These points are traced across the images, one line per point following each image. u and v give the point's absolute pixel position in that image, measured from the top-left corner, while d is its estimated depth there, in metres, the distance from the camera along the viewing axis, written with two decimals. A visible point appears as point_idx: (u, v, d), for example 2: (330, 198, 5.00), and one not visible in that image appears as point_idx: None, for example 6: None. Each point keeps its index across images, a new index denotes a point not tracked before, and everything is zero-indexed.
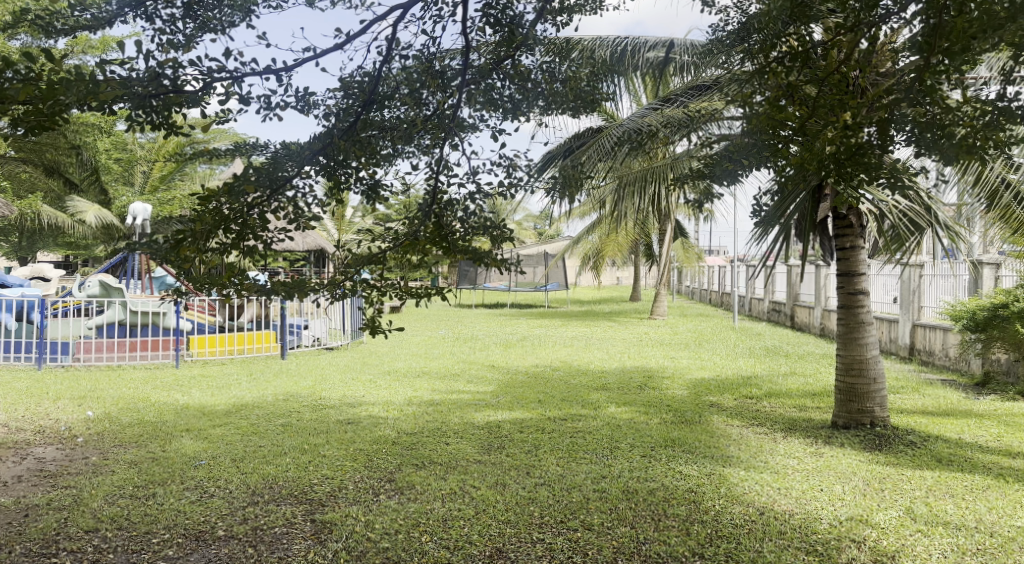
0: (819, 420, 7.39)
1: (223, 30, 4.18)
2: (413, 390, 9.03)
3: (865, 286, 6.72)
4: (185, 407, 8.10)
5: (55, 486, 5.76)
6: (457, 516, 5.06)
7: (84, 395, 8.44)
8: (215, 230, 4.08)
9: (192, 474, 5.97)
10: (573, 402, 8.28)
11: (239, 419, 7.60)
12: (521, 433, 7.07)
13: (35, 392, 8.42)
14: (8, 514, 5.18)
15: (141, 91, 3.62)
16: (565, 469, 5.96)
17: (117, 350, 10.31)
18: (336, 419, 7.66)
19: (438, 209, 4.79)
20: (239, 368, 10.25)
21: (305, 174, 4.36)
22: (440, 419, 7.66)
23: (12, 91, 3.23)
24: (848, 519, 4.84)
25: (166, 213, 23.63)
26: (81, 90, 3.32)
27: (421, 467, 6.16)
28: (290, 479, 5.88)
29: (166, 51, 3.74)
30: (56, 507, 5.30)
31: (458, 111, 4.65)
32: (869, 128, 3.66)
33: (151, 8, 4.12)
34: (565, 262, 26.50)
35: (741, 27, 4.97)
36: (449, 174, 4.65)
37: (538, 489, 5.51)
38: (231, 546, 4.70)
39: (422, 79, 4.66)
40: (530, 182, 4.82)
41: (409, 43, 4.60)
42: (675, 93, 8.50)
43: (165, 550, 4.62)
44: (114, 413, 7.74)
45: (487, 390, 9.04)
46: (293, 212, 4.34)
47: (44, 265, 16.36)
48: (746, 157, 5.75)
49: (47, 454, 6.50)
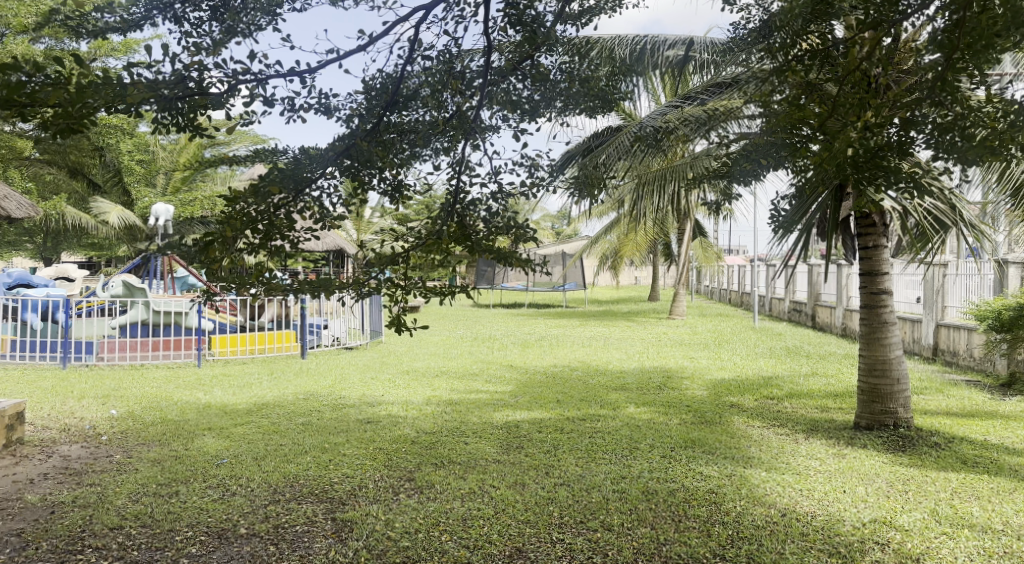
0: (841, 421, 7.31)
1: (250, 33, 4.22)
2: (432, 390, 9.05)
3: (889, 286, 6.65)
4: (207, 405, 8.17)
5: (79, 483, 5.82)
6: (477, 515, 5.06)
7: (108, 394, 8.53)
8: (243, 232, 4.09)
9: (215, 472, 6.02)
10: (591, 403, 8.26)
11: (260, 418, 7.65)
12: (540, 433, 7.07)
13: (60, 391, 8.53)
14: (35, 511, 5.26)
15: (168, 94, 3.67)
16: (584, 469, 5.94)
17: (140, 350, 10.40)
18: (356, 418, 7.70)
19: (460, 209, 4.82)
20: (259, 368, 10.32)
21: (328, 176, 4.40)
22: (459, 419, 7.66)
23: (40, 91, 3.26)
24: (872, 521, 4.79)
25: (188, 213, 23.86)
26: (109, 93, 3.37)
27: (440, 466, 6.17)
28: (311, 478, 5.91)
29: (192, 54, 3.77)
30: (81, 504, 5.36)
31: (479, 112, 4.66)
32: (890, 129, 3.61)
33: (180, 11, 4.16)
34: (582, 261, 26.46)
35: (764, 25, 4.90)
36: (471, 174, 4.66)
37: (558, 490, 5.50)
38: (253, 544, 4.73)
39: (444, 80, 4.67)
40: (551, 182, 4.83)
41: (431, 44, 4.61)
42: (695, 91, 8.42)
43: (188, 547, 4.66)
44: (137, 412, 7.82)
45: (505, 390, 9.04)
46: (318, 212, 4.38)
47: (68, 265, 16.58)
48: (766, 157, 5.70)
49: (72, 452, 6.58)
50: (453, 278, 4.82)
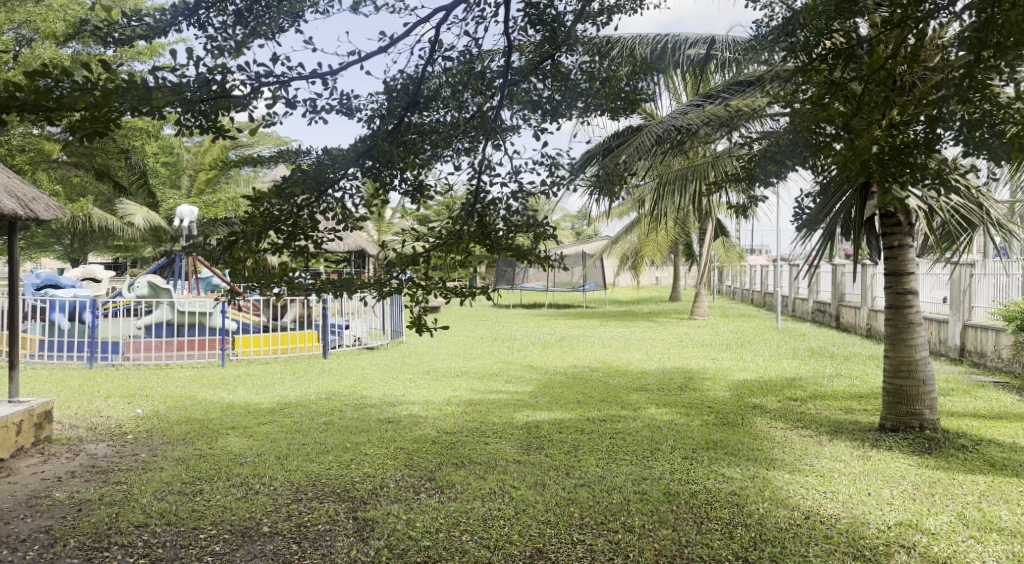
0: (865, 423, 7.22)
1: (273, 36, 4.26)
2: (452, 390, 9.07)
3: (915, 286, 6.55)
4: (231, 405, 8.25)
5: (106, 481, 5.91)
6: (498, 516, 5.06)
7: (135, 393, 8.66)
8: (266, 232, 4.12)
9: (239, 471, 6.08)
10: (612, 403, 8.23)
11: (283, 417, 7.72)
12: (560, 433, 7.06)
13: (87, 391, 8.66)
14: (63, 509, 5.34)
15: (192, 97, 3.72)
16: (605, 470, 5.93)
17: (165, 350, 10.53)
18: (377, 418, 7.74)
19: (481, 208, 4.82)
20: (282, 367, 10.41)
21: (350, 177, 4.43)
22: (480, 419, 7.67)
23: (67, 95, 3.32)
24: (897, 523, 4.72)
25: (213, 215, 24.12)
26: (135, 97, 3.43)
27: (461, 466, 6.18)
28: (333, 477, 5.95)
29: (216, 58, 3.81)
30: (108, 502, 5.44)
31: (500, 112, 4.66)
32: (916, 127, 3.55)
33: (204, 16, 4.21)
34: (603, 262, 26.38)
35: (786, 23, 4.86)
36: (491, 174, 4.66)
37: (578, 491, 5.48)
38: (276, 542, 4.77)
39: (464, 80, 4.68)
40: (572, 181, 4.81)
41: (451, 45, 4.62)
42: (717, 89, 8.36)
43: (212, 545, 4.71)
44: (163, 411, 7.93)
45: (525, 391, 9.04)
46: (341, 212, 4.41)
47: (95, 266, 16.83)
48: (789, 156, 5.65)
49: (99, 450, 6.68)
50: (473, 278, 4.82)
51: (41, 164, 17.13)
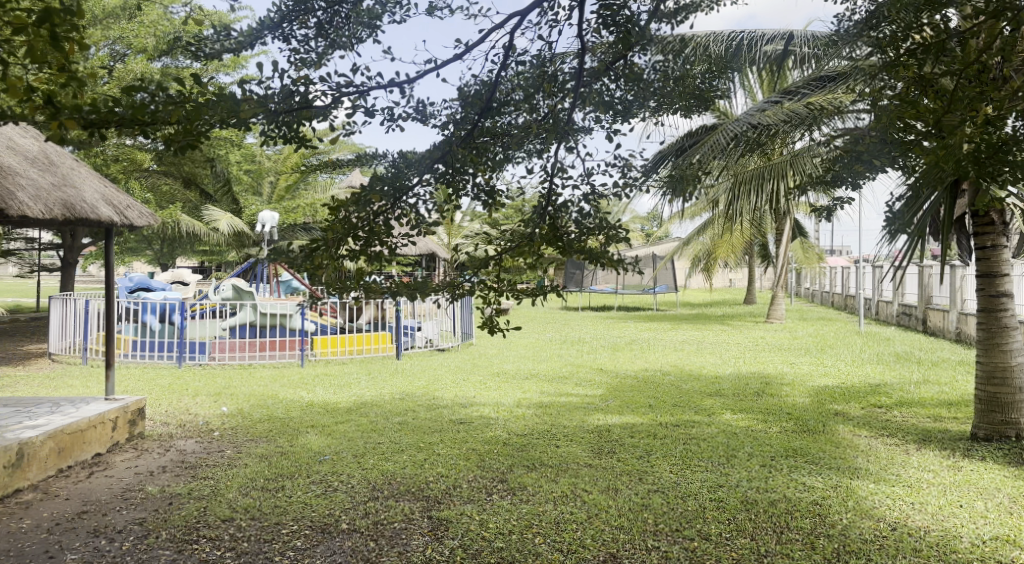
0: (956, 432, 6.88)
1: (352, 47, 4.38)
2: (523, 392, 9.12)
3: (1009, 289, 6.21)
4: (310, 404, 8.51)
5: (194, 476, 6.18)
6: (571, 519, 5.05)
7: (220, 391, 9.03)
8: (345, 238, 4.25)
9: (318, 468, 6.27)
10: (686, 408, 8.10)
11: (359, 416, 7.92)
12: (632, 437, 6.99)
13: (176, 389, 9.09)
14: (155, 501, 5.62)
15: (276, 108, 3.86)
16: (679, 476, 5.84)
17: (248, 350, 10.94)
18: (449, 418, 7.84)
19: (552, 211, 4.82)
20: (357, 368, 10.67)
21: (425, 182, 4.50)
22: (552, 421, 7.68)
23: (162, 109, 3.49)
24: (992, 538, 4.49)
25: (292, 220, 24.91)
26: (224, 109, 3.59)
27: (533, 468, 6.20)
28: (407, 476, 6.06)
29: (299, 70, 3.95)
30: (197, 496, 5.69)
31: (572, 115, 4.66)
32: (1014, 121, 3.38)
33: (288, 29, 4.37)
34: (675, 263, 26.01)
35: (871, 15, 4.69)
36: (563, 177, 4.66)
37: (652, 496, 5.42)
38: (354, 539, 4.89)
39: (537, 84, 4.70)
40: (645, 182, 4.76)
41: (525, 49, 4.65)
42: (796, 86, 8.14)
43: (294, 541, 4.87)
44: (246, 409, 8.24)
45: (596, 394, 8.99)
46: (414, 218, 4.49)
47: (184, 269, 17.64)
48: (873, 154, 5.46)
49: (188, 446, 7.00)
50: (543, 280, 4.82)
51: (134, 174, 18.01)
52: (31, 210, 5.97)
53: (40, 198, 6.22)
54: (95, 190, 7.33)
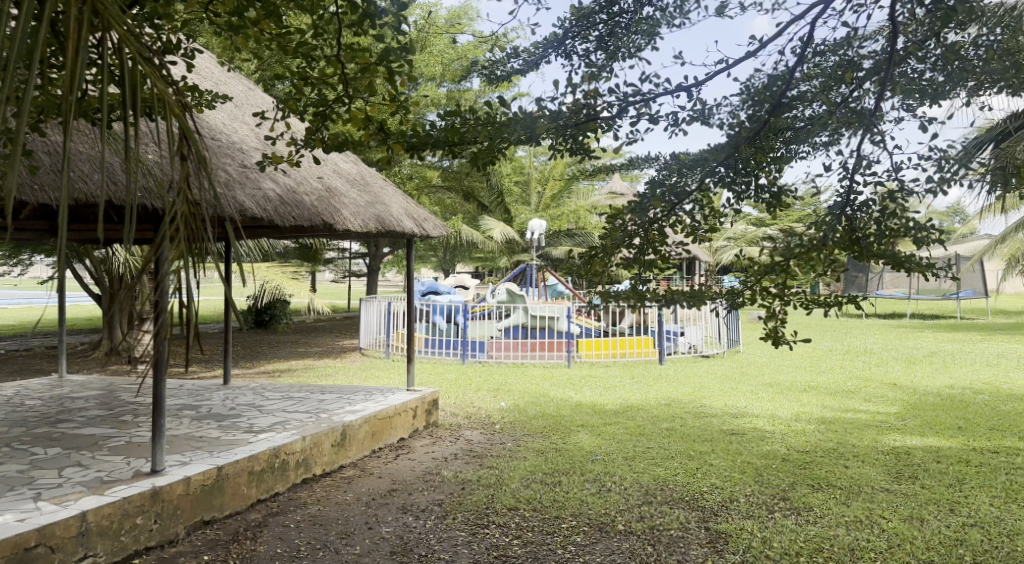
0: None
1: (633, 55, 4.44)
2: (801, 405, 8.54)
3: None
4: (581, 404, 8.78)
5: (481, 465, 6.69)
6: (868, 548, 4.61)
7: (499, 388, 9.68)
8: (622, 246, 4.35)
9: (592, 467, 6.43)
10: (1007, 434, 6.99)
11: (629, 420, 7.99)
12: (939, 463, 6.19)
13: (460, 384, 9.93)
14: (449, 486, 6.17)
15: (567, 122, 3.98)
16: (1004, 513, 5.05)
17: (521, 350, 11.66)
18: (722, 428, 7.60)
19: (849, 213, 4.41)
20: (623, 371, 10.79)
21: (706, 188, 4.38)
22: (838, 439, 7.08)
23: (466, 130, 3.82)
24: None
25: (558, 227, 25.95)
26: (520, 127, 3.82)
27: (818, 488, 5.77)
28: (681, 483, 5.98)
29: (588, 84, 4.06)
30: (485, 484, 6.15)
31: (877, 106, 4.23)
32: None
33: (571, 46, 4.55)
34: (981, 266, 22.64)
35: None
36: (865, 175, 4.25)
37: (969, 532, 4.75)
38: (632, 541, 4.94)
39: (835, 76, 4.34)
40: (964, 177, 4.19)
41: (823, 39, 4.31)
42: None
43: (575, 536, 5.04)
44: (523, 405, 8.74)
45: (888, 411, 8.13)
46: (690, 225, 4.43)
47: (464, 274, 19.24)
48: None
49: (474, 437, 7.60)
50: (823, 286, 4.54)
51: (424, 190, 19.96)
52: (353, 225, 6.91)
53: (359, 213, 7.16)
54: (399, 205, 8.27)
